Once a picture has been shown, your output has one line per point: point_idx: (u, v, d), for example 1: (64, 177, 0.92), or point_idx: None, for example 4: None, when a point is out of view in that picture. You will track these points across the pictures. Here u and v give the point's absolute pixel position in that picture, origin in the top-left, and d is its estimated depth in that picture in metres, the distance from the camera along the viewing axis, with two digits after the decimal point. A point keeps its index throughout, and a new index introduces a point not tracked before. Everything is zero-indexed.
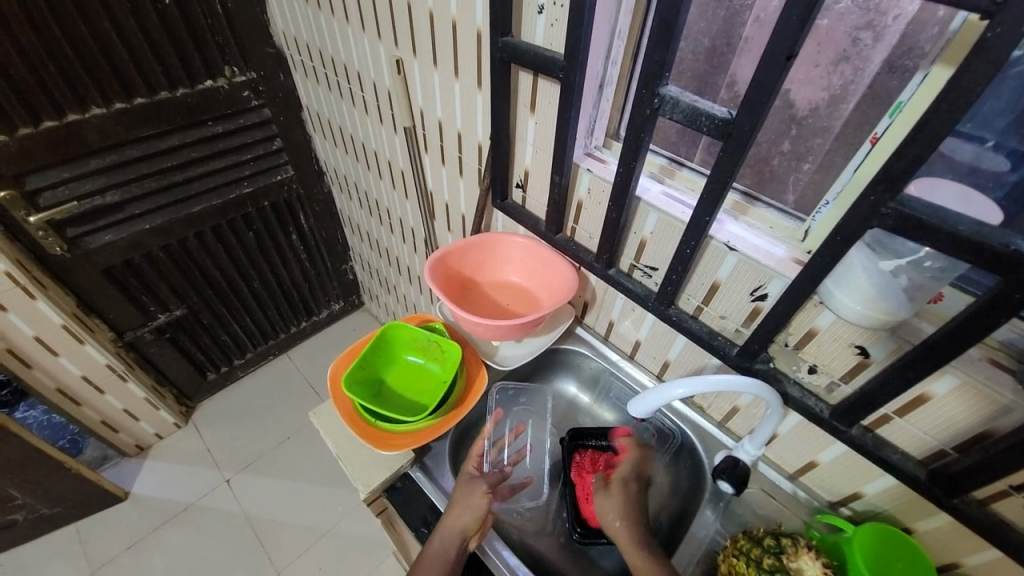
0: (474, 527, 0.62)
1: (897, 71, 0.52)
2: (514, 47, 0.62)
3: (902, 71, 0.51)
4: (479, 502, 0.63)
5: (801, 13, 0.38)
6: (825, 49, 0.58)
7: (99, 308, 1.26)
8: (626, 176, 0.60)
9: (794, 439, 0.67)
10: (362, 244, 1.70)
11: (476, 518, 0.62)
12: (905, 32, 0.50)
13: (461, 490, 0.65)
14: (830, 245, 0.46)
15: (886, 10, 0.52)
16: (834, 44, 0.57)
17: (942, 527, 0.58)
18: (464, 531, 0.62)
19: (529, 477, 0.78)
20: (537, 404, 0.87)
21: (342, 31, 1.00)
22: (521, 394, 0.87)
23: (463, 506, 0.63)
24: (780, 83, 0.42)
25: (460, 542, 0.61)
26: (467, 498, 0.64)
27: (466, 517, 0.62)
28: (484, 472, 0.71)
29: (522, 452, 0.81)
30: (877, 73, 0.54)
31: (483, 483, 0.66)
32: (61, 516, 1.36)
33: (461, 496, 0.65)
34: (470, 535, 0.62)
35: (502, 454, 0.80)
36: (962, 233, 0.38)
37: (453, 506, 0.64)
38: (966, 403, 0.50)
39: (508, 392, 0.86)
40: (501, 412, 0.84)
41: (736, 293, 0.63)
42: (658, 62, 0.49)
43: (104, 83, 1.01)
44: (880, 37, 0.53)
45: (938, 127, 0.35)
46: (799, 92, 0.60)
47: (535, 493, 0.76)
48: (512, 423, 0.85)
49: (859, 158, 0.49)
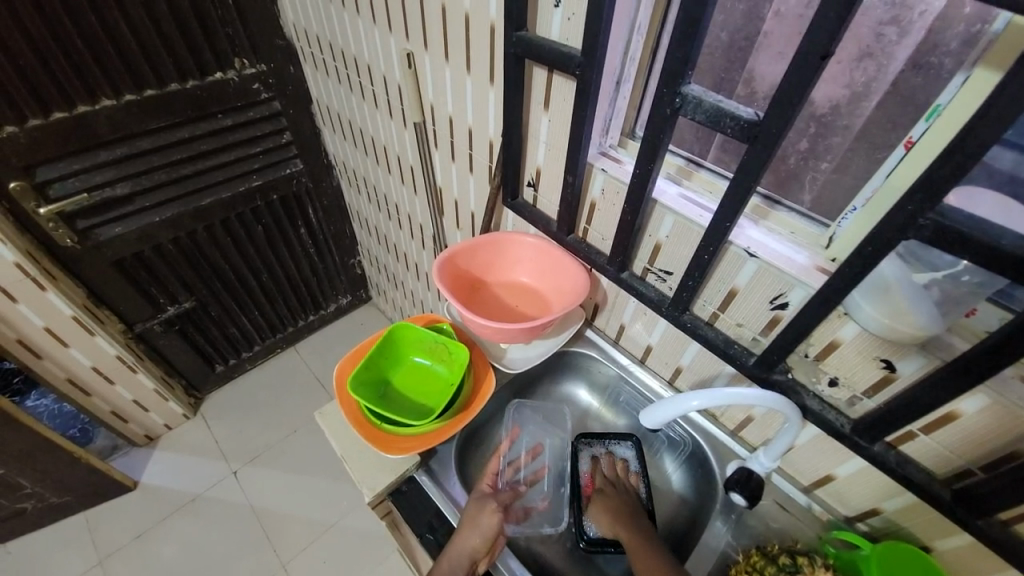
0: (483, 548, 0.61)
1: (924, 69, 0.47)
2: (529, 43, 0.60)
3: (927, 69, 0.46)
4: (488, 521, 0.62)
5: (839, 9, 0.35)
6: (847, 46, 0.52)
7: (109, 300, 1.27)
8: (643, 178, 0.58)
9: (811, 451, 0.65)
10: (370, 239, 1.69)
11: (485, 540, 0.61)
12: (930, 29, 0.46)
13: (472, 509, 0.64)
14: (859, 255, 0.44)
15: (912, 5, 0.47)
16: (856, 41, 0.51)
17: (962, 547, 0.56)
18: (473, 552, 0.60)
19: (546, 500, 0.75)
20: (553, 417, 0.85)
21: (352, 23, 0.98)
22: (537, 413, 0.85)
23: (472, 526, 0.62)
24: (813, 84, 0.40)
25: (468, 564, 0.60)
26: (476, 518, 0.63)
27: (476, 537, 0.61)
28: (499, 489, 0.70)
29: (539, 473, 0.78)
30: (901, 72, 0.49)
31: (491, 501, 0.65)
32: (71, 504, 1.38)
33: (470, 514, 0.64)
34: (478, 556, 0.60)
35: (518, 474, 0.77)
36: (1005, 248, 0.35)
37: (463, 525, 0.63)
38: (996, 423, 0.47)
39: (523, 412, 0.84)
40: (518, 430, 0.82)
41: (755, 301, 0.61)
42: (679, 59, 0.47)
43: (114, 74, 1.01)
44: (905, 33, 0.48)
45: (984, 134, 0.33)
46: (817, 90, 0.55)
47: (549, 520, 0.72)
48: (529, 441, 0.82)
49: (891, 163, 0.46)
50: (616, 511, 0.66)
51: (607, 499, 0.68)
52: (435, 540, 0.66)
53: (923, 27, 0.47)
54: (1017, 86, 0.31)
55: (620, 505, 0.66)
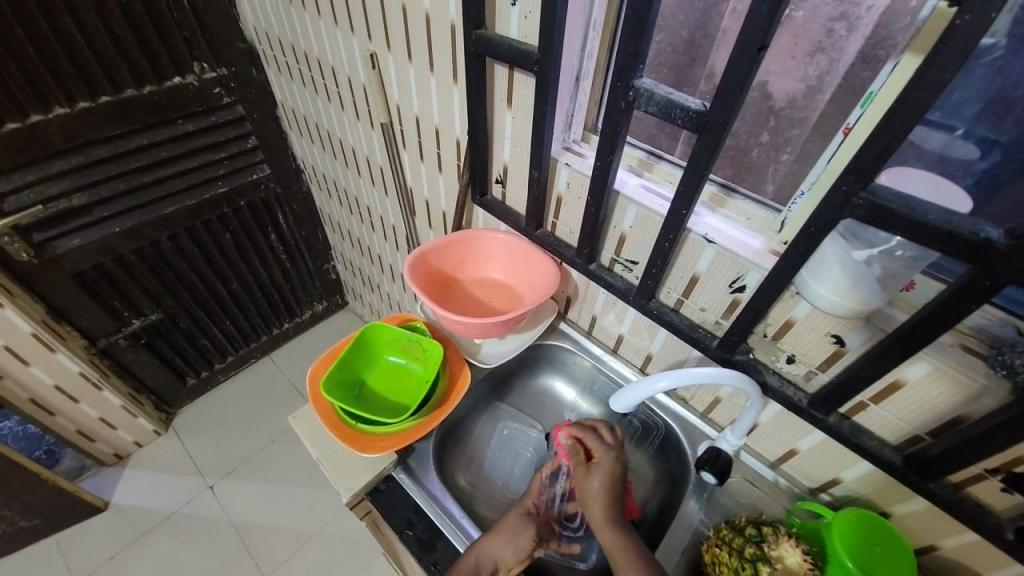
0: (511, 561, 0.60)
1: (873, 61, 0.51)
2: (487, 40, 0.61)
3: (875, 61, 0.51)
4: (524, 543, 0.61)
5: (771, 3, 0.37)
6: (802, 39, 0.58)
7: (70, 315, 1.22)
8: (604, 170, 0.60)
9: (774, 427, 0.68)
10: (343, 242, 1.67)
11: (515, 556, 0.60)
12: (878, 22, 0.51)
13: (511, 522, 0.63)
14: (805, 237, 0.46)
15: (858, 2, 0.53)
16: (810, 35, 0.58)
17: (919, 511, 0.59)
18: (500, 561, 0.60)
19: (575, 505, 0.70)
20: (543, 414, 0.89)
21: (314, 25, 0.97)
22: (533, 406, 0.89)
23: (509, 540, 0.61)
24: (753, 74, 0.42)
25: (491, 568, 0.59)
26: (515, 534, 0.61)
27: (509, 551, 0.60)
28: (540, 511, 0.66)
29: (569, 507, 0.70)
30: (851, 65, 0.55)
31: (533, 525, 0.63)
32: (39, 529, 1.32)
33: (510, 527, 0.62)
34: (503, 564, 0.60)
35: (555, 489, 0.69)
36: (932, 222, 0.38)
37: (499, 531, 0.61)
38: (940, 387, 0.50)
39: (535, 399, 0.90)
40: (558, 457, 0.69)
41: (715, 286, 0.63)
42: (631, 53, 0.48)
43: (67, 81, 0.97)
44: (853, 27, 0.54)
45: (906, 117, 0.35)
46: (776, 84, 0.61)
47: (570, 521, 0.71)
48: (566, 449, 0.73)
49: (832, 148, 0.49)
50: (606, 500, 0.61)
51: (593, 487, 0.62)
52: (415, 535, 0.66)
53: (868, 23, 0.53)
54: (933, 73, 0.33)
55: (613, 496, 0.61)
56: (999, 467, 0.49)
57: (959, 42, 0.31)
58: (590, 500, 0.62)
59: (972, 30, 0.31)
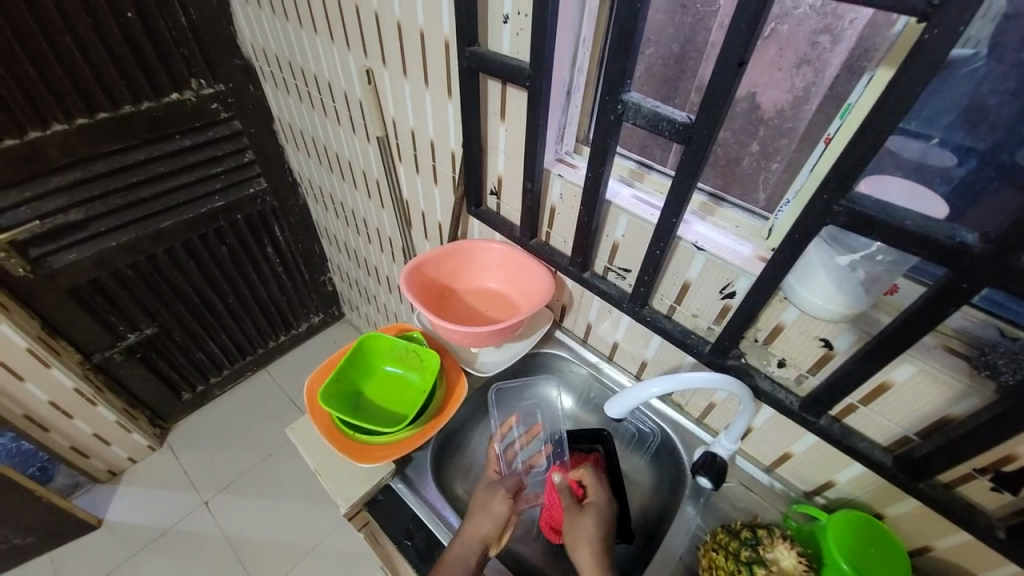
0: (496, 532, 0.61)
1: (857, 74, 0.50)
2: (480, 57, 0.63)
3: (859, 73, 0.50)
4: (499, 506, 0.63)
5: (749, 21, 0.39)
6: (787, 54, 0.57)
7: (65, 330, 1.22)
8: (596, 182, 0.61)
9: (767, 431, 0.70)
10: (340, 254, 1.68)
11: (497, 526, 0.61)
12: (861, 35, 0.48)
13: (483, 495, 0.65)
14: (790, 243, 0.48)
15: (841, 14, 0.49)
16: (795, 49, 0.56)
17: (911, 512, 0.60)
18: (486, 538, 0.60)
19: (541, 454, 0.79)
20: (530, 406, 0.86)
21: (311, 41, 1.00)
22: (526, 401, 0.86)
23: (485, 512, 0.62)
24: (735, 88, 0.44)
25: (482, 548, 0.59)
26: (486, 505, 0.63)
27: (489, 523, 0.61)
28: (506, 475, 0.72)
29: (535, 458, 0.78)
30: (836, 76, 0.52)
31: (501, 487, 0.66)
32: (32, 548, 1.30)
33: (482, 500, 0.64)
34: (491, 539, 0.60)
35: (517, 457, 0.78)
36: (909, 227, 0.40)
37: (473, 512, 0.63)
38: (926, 388, 0.52)
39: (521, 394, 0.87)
40: (514, 418, 0.83)
41: (707, 291, 0.64)
42: (618, 70, 0.50)
43: (65, 98, 0.98)
44: (836, 40, 0.51)
45: (880, 125, 0.37)
46: (764, 95, 0.60)
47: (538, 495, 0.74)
48: (524, 425, 0.83)
49: (815, 157, 0.51)
50: (597, 543, 0.61)
51: (583, 525, 0.63)
52: (413, 545, 0.65)
53: (852, 34, 0.49)
54: (901, 88, 0.35)
55: (603, 538, 0.62)
56: (986, 467, 0.50)
57: (928, 55, 0.33)
58: (579, 541, 0.62)
59: (940, 45, 0.32)
